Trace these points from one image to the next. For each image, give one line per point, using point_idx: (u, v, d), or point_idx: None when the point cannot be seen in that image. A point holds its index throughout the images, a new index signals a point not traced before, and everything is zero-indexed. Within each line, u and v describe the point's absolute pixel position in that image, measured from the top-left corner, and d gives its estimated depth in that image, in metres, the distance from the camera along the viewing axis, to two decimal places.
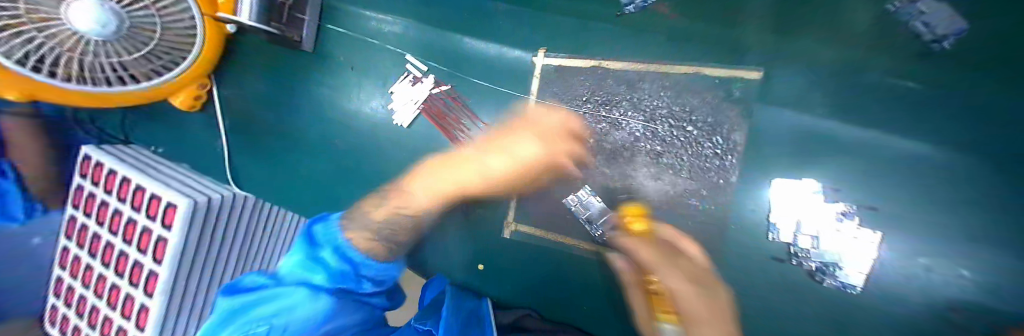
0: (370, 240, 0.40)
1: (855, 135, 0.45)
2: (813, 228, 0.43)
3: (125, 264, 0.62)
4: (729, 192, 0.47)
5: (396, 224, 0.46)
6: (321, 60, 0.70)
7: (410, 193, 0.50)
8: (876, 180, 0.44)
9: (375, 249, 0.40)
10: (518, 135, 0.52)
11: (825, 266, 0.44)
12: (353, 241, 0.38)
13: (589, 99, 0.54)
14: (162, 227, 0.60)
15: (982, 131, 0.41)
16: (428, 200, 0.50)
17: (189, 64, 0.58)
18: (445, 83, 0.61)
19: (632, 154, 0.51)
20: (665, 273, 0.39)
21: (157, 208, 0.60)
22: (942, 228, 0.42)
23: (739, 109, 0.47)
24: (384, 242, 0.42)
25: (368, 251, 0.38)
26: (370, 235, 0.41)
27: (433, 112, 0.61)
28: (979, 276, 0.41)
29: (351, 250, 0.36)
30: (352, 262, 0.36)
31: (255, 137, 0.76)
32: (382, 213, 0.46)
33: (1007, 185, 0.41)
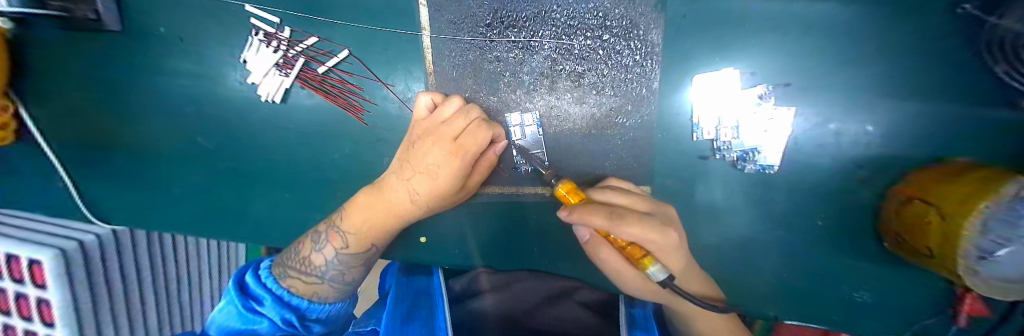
0: (310, 282, 0.43)
1: (773, 7, 0.41)
2: (731, 119, 0.43)
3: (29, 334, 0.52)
4: (652, 100, 0.44)
5: (345, 263, 0.45)
6: (149, 40, 0.53)
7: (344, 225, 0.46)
8: (793, 54, 0.42)
9: (324, 290, 0.44)
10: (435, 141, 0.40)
11: (744, 153, 0.44)
12: (290, 287, 0.42)
13: (492, 23, 0.45)
14: (38, 288, 0.48)
15: None
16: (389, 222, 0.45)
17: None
18: (310, 35, 0.48)
19: (552, 80, 0.44)
20: (626, 227, 0.32)
21: (22, 269, 0.48)
22: (849, 89, 0.43)
23: (653, 4, 0.42)
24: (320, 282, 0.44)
25: (310, 296, 0.43)
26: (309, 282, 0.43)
27: (308, 77, 0.50)
28: (879, 131, 0.43)
29: (296, 300, 0.42)
30: (295, 310, 0.41)
31: (104, 156, 0.60)
32: (318, 253, 0.45)
33: (908, 33, 0.40)
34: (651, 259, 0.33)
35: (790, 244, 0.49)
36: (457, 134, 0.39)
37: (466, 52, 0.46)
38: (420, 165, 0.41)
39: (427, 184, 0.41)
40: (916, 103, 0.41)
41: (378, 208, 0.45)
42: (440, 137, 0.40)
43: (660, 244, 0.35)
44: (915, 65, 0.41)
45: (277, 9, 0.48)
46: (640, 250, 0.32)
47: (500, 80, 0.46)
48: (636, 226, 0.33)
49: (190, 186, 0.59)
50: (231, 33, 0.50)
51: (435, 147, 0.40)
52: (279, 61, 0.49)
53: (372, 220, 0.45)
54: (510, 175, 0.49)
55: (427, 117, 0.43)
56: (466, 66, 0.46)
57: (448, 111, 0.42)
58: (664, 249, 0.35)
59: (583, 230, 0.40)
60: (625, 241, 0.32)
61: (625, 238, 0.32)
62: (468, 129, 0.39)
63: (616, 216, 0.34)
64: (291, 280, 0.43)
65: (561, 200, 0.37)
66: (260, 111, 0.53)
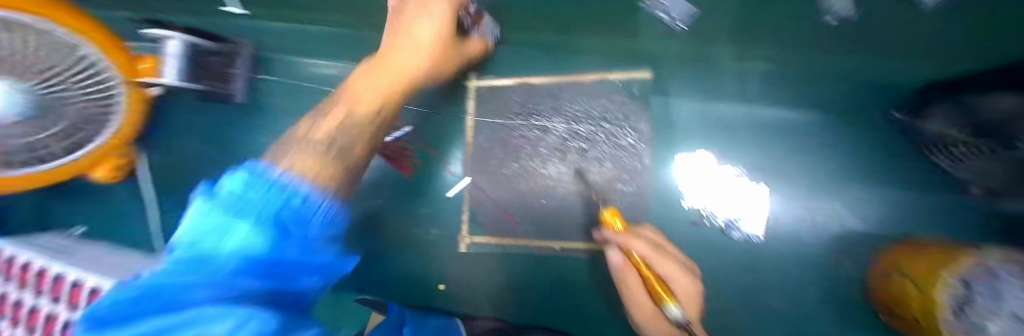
0: (316, 159, 0.32)
1: (739, 109, 0.54)
2: (711, 190, 0.53)
3: None
4: (646, 174, 0.55)
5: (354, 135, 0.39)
6: (264, 112, 0.71)
7: (359, 99, 0.42)
8: (757, 145, 0.54)
9: (321, 166, 0.32)
10: (417, 39, 0.46)
11: (729, 220, 0.52)
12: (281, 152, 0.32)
13: (520, 112, 0.59)
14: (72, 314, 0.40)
15: (827, 97, 0.51)
16: (393, 91, 0.45)
17: (115, 128, 0.47)
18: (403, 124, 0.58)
19: (564, 153, 0.57)
20: (660, 262, 0.43)
21: (66, 287, 0.41)
22: (805, 173, 0.53)
23: (641, 104, 0.56)
24: (332, 167, 0.33)
25: (320, 180, 0.30)
26: (321, 159, 0.33)
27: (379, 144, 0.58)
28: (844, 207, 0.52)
29: (295, 194, 0.26)
30: (302, 230, 0.25)
31: (193, 195, 0.73)
32: (323, 128, 0.37)
33: (847, 133, 0.52)
34: (669, 298, 0.39)
35: (793, 312, 0.52)
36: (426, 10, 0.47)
37: (498, 130, 0.60)
38: (389, 59, 0.46)
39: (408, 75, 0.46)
40: (864, 187, 0.52)
41: (384, 74, 0.45)
42: (413, 38, 0.46)
43: (682, 289, 0.43)
44: (847, 156, 0.53)
45: None
46: (666, 286, 0.41)
47: (523, 151, 0.58)
48: (668, 265, 0.44)
49: None
50: None
51: (419, 25, 0.46)
52: None
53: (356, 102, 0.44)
54: (534, 228, 0.58)
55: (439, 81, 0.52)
56: (498, 140, 0.60)
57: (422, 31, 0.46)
58: (683, 294, 0.43)
59: (616, 255, 0.46)
60: (654, 275, 0.42)
61: (657, 272, 0.42)
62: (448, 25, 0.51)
63: (653, 251, 0.44)
64: (291, 159, 0.30)
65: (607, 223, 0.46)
66: None
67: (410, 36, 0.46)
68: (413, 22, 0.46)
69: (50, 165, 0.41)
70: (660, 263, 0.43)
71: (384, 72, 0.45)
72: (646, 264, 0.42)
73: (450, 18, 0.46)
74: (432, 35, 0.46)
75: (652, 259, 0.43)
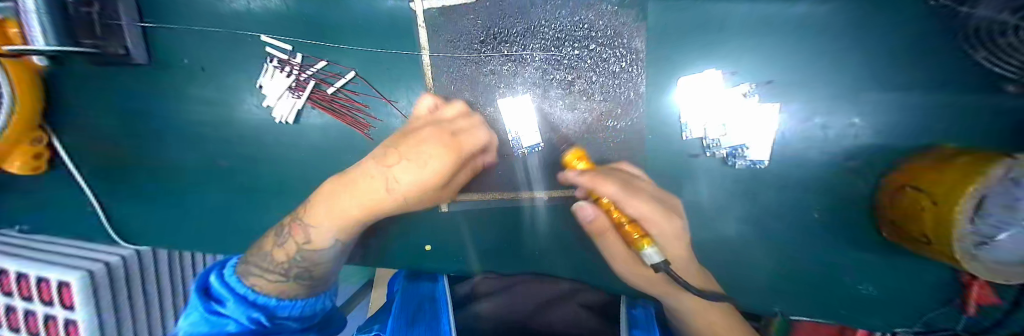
0: (275, 281, 0.45)
1: (751, 10, 0.43)
2: (717, 116, 0.44)
3: (58, 329, 0.53)
4: (641, 103, 0.47)
5: (310, 260, 0.47)
6: (174, 71, 0.58)
7: (311, 227, 0.47)
8: (774, 53, 0.44)
9: (289, 287, 0.45)
10: (415, 165, 0.42)
11: (734, 149, 0.46)
12: (256, 287, 0.44)
13: (486, 40, 0.48)
14: (66, 309, 0.51)
15: None
16: (369, 212, 0.46)
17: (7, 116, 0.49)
18: (348, 68, 0.52)
19: (544, 89, 0.47)
20: (631, 203, 0.37)
21: (51, 291, 0.50)
22: (831, 82, 0.44)
23: (635, 15, 0.45)
24: (290, 279, 0.45)
25: (276, 295, 0.44)
26: (275, 280, 0.45)
27: (320, 99, 0.53)
28: (867, 121, 0.44)
29: (261, 298, 0.42)
30: (262, 309, 0.41)
31: (127, 180, 0.64)
32: (279, 250, 0.47)
33: (883, 29, 0.42)
34: (648, 240, 0.34)
35: (790, 238, 0.49)
36: (457, 132, 0.44)
37: (462, 68, 0.49)
38: (406, 153, 0.43)
39: (413, 173, 0.42)
40: (896, 96, 0.43)
41: (356, 201, 0.45)
42: (444, 133, 0.44)
43: (660, 227, 0.39)
44: (892, 54, 0.42)
45: (288, 37, 0.52)
46: (641, 229, 0.35)
47: (495, 91, 0.48)
48: (642, 205, 0.37)
49: (208, 205, 0.62)
50: (246, 60, 0.55)
51: (432, 139, 0.43)
52: (292, 84, 0.53)
53: (336, 216, 0.46)
54: (510, 181, 0.51)
55: (427, 117, 0.47)
56: (464, 80, 0.49)
57: (451, 112, 0.46)
58: (662, 233, 0.39)
59: (587, 209, 0.44)
60: (627, 216, 0.36)
61: (630, 212, 0.36)
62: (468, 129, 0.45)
63: (622, 193, 0.38)
64: (255, 279, 0.44)
65: (570, 167, 0.40)
66: (271, 130, 0.56)
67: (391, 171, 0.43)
68: (423, 131, 0.44)
69: None
70: (630, 203, 0.37)
71: (359, 197, 0.45)
72: (616, 205, 0.37)
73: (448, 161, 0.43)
74: (415, 176, 0.42)
75: (622, 199, 0.37)
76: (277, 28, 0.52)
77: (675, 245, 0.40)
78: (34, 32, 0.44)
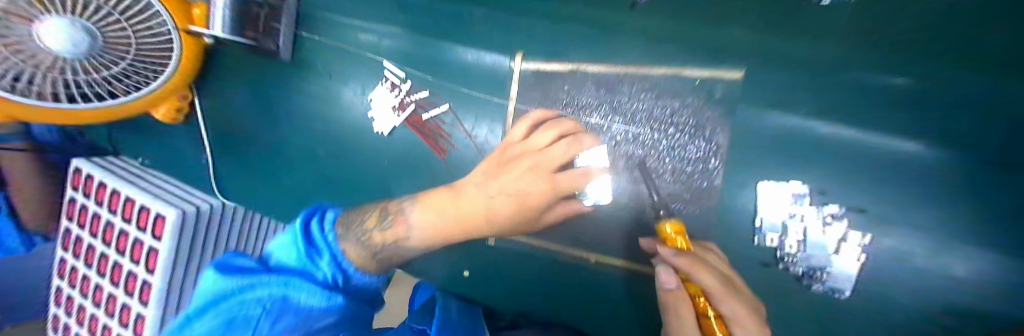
0: (371, 247, 0.41)
1: (855, 135, 0.42)
2: (796, 228, 0.43)
3: (127, 244, 0.62)
4: (712, 195, 0.46)
5: (420, 239, 0.46)
6: (303, 71, 0.69)
7: (416, 217, 0.47)
8: (876, 183, 0.41)
9: (356, 256, 0.39)
10: (524, 126, 0.50)
11: (811, 269, 0.43)
12: (346, 253, 0.38)
13: (570, 104, 0.52)
14: (152, 238, 0.58)
15: (995, 128, 0.37)
16: (445, 225, 0.46)
17: (160, 83, 0.60)
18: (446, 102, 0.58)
19: (614, 157, 0.49)
20: (726, 302, 0.35)
21: (147, 219, 0.59)
22: (955, 234, 0.39)
23: (720, 111, 0.46)
24: (374, 262, 0.41)
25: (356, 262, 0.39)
26: (364, 254, 0.40)
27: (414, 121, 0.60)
28: (1011, 285, 0.37)
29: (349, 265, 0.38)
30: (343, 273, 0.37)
31: (231, 146, 0.75)
32: (377, 231, 0.44)
33: None
34: None
35: None
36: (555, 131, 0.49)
37: (542, 122, 0.53)
38: (504, 185, 0.47)
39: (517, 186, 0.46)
40: None
41: (452, 212, 0.47)
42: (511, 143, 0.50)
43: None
44: None
45: (405, 68, 0.61)
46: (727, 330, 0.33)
47: None
48: (732, 307, 0.35)
49: (292, 184, 0.70)
50: (363, 76, 0.64)
51: (524, 155, 0.48)
52: (397, 103, 0.61)
53: (441, 227, 0.46)
54: (570, 234, 0.52)
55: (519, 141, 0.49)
56: None
57: (522, 129, 0.50)
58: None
59: (667, 275, 0.38)
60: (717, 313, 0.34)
61: (720, 311, 0.34)
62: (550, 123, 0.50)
63: (721, 287, 0.36)
64: (347, 244, 0.40)
65: (670, 239, 0.39)
66: (364, 136, 0.64)
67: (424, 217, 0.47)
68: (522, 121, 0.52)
69: (112, 101, 0.56)
70: (725, 302, 0.35)
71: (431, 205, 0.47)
72: (710, 298, 0.34)
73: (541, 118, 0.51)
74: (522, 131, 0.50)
75: (719, 296, 0.35)
76: (399, 59, 0.61)
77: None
78: (217, 21, 0.56)
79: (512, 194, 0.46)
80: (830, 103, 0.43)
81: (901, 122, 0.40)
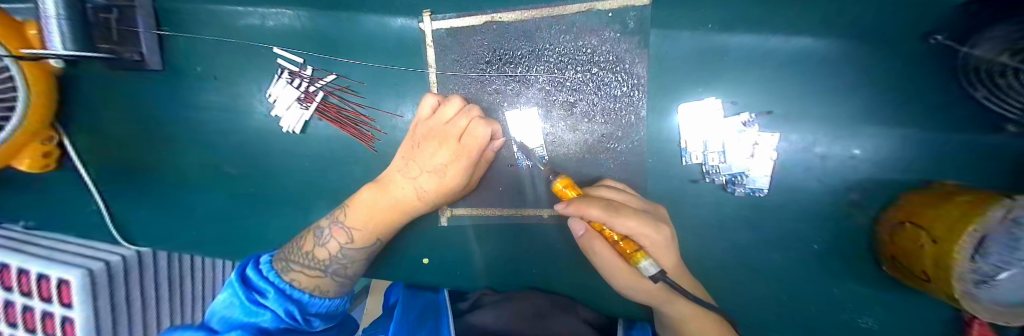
0: (315, 276, 0.44)
1: (754, 42, 0.44)
2: (713, 143, 0.45)
3: (35, 320, 0.54)
4: (640, 127, 0.47)
5: (350, 257, 0.47)
6: (185, 78, 0.59)
7: (353, 215, 0.49)
8: (775, 86, 0.45)
9: (324, 284, 0.45)
10: (441, 147, 0.47)
11: (733, 176, 0.46)
12: (296, 282, 0.43)
13: (492, 60, 0.49)
14: (63, 307, 0.51)
15: (865, 12, 0.41)
16: (393, 216, 0.49)
17: (19, 121, 0.48)
18: (360, 81, 0.53)
19: (546, 109, 0.48)
20: (620, 220, 0.37)
21: (50, 288, 0.51)
22: (840, 118, 0.44)
23: (638, 41, 0.45)
24: (330, 281, 0.46)
25: (311, 290, 0.43)
26: (319, 277, 0.45)
27: (326, 109, 0.54)
28: (881, 152, 0.43)
29: (297, 293, 0.41)
30: (297, 303, 0.41)
31: (127, 181, 0.65)
32: (321, 247, 0.46)
33: (896, 59, 0.41)
34: (642, 254, 0.37)
35: (792, 269, 0.48)
36: (460, 134, 0.45)
37: (467, 85, 0.50)
38: (425, 163, 0.48)
39: (434, 181, 0.47)
40: (907, 132, 0.42)
41: (385, 205, 0.49)
42: (468, 135, 0.45)
43: (651, 239, 0.39)
44: (904, 94, 0.42)
45: (302, 51, 0.53)
46: (632, 244, 0.37)
47: (496, 109, 0.49)
48: (630, 221, 0.38)
49: (213, 210, 0.63)
50: (258, 70, 0.56)
51: (442, 148, 0.47)
52: (300, 95, 0.54)
53: (378, 215, 0.49)
54: (516, 196, 0.52)
55: (431, 117, 0.48)
56: (467, 98, 0.50)
57: (451, 109, 0.46)
58: (655, 245, 0.39)
59: (578, 223, 0.41)
60: (618, 234, 0.37)
61: (619, 230, 0.37)
62: (470, 128, 0.45)
63: (608, 211, 0.38)
64: (294, 274, 0.43)
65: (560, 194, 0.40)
66: (278, 138, 0.58)
67: (354, 219, 0.48)
68: (427, 126, 0.49)
69: None
70: (619, 221, 0.37)
71: (421, 160, 0.48)
72: (606, 225, 0.37)
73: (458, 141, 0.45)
74: (446, 156, 0.47)
75: (610, 220, 0.37)
76: (292, 42, 0.53)
77: (667, 256, 0.41)
78: (53, 36, 0.44)
79: (436, 193, 0.48)
80: (733, 15, 0.44)
81: (783, 26, 0.43)
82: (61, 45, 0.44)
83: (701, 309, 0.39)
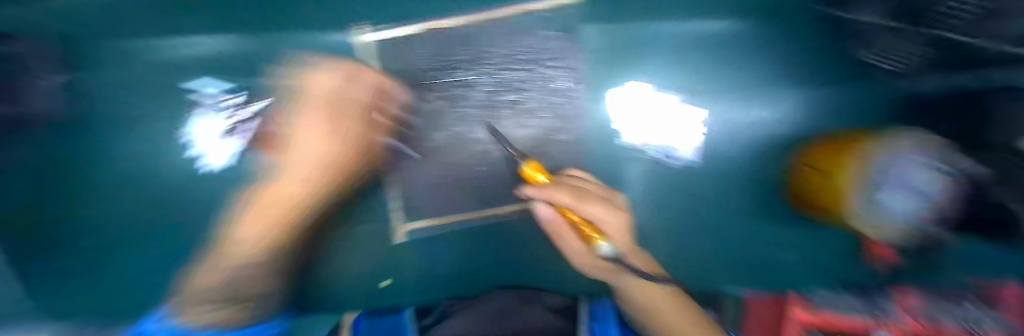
0: (201, 302, 0.34)
1: (671, 26, 0.49)
2: (646, 121, 0.50)
3: None
4: (584, 116, 0.50)
5: (246, 265, 0.37)
6: None
7: (240, 228, 0.41)
8: (691, 64, 0.50)
9: (226, 315, 0.32)
10: (319, 118, 0.43)
11: (661, 150, 0.50)
12: (191, 320, 0.30)
13: (434, 67, 0.50)
14: None
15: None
16: (284, 211, 0.41)
17: None
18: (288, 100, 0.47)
19: (494, 109, 0.50)
20: (584, 205, 0.39)
21: None
22: (747, 87, 0.50)
23: (569, 38, 0.50)
24: (235, 304, 0.34)
25: (215, 326, 0.30)
26: (207, 301, 0.33)
27: (264, 139, 0.47)
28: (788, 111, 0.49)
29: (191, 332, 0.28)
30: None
31: None
32: (212, 272, 0.37)
33: (780, 32, 0.49)
34: (601, 237, 0.39)
35: None
36: (336, 107, 0.45)
37: (412, 93, 0.50)
38: (297, 147, 0.43)
39: (312, 150, 0.42)
40: (801, 92, 0.49)
41: (263, 204, 0.41)
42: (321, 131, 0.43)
43: (616, 224, 0.41)
44: (793, 60, 0.49)
45: (227, 77, 0.50)
46: (596, 229, 0.39)
47: (445, 115, 0.50)
48: (595, 206, 0.39)
49: None
50: (165, 101, 0.49)
51: (311, 121, 0.44)
52: (230, 125, 0.49)
53: (265, 211, 0.40)
54: (477, 197, 0.51)
55: (312, 88, 0.45)
56: (414, 107, 0.50)
57: (325, 69, 0.45)
58: (621, 227, 0.41)
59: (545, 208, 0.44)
60: (581, 218, 0.38)
61: (581, 215, 0.38)
62: (338, 88, 0.45)
63: (575, 198, 0.39)
64: (190, 315, 0.31)
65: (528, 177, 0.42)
66: None
67: (242, 231, 0.40)
68: (313, 100, 0.45)
69: None
70: (585, 207, 0.39)
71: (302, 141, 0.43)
72: (571, 211, 0.38)
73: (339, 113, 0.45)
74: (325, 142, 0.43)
75: (575, 206, 0.38)
76: (215, 68, 0.49)
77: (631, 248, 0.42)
78: None
79: (324, 183, 0.43)
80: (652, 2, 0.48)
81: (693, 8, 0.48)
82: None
83: (671, 287, 0.40)
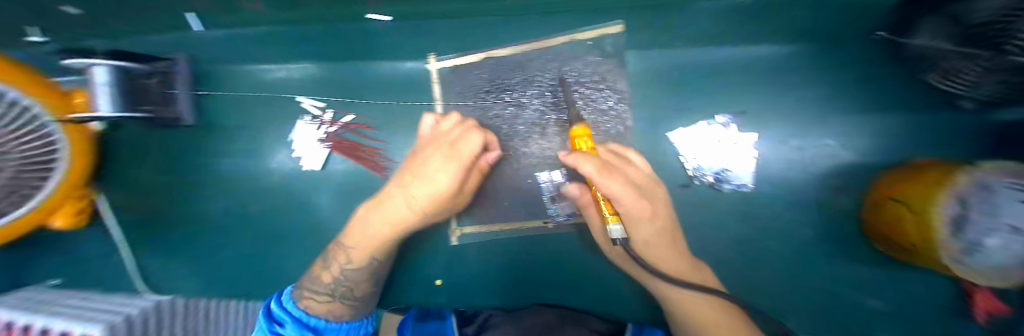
0: (325, 301, 0.50)
1: (721, 52, 0.50)
2: (697, 150, 0.51)
3: None
4: (628, 136, 0.52)
5: (351, 279, 0.51)
6: (216, 130, 0.65)
7: (351, 248, 0.52)
8: (747, 89, 0.51)
9: (336, 308, 0.50)
10: (433, 155, 0.48)
11: (717, 174, 0.51)
12: (310, 308, 0.48)
13: (490, 90, 0.55)
14: None
15: None
16: (372, 249, 0.51)
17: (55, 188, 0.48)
18: (376, 119, 0.60)
19: (543, 128, 0.53)
20: (609, 181, 0.39)
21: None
22: (806, 113, 0.50)
23: (617, 62, 0.52)
24: (338, 300, 0.50)
25: (326, 315, 0.48)
26: (331, 302, 0.50)
27: (435, 136, 0.50)
28: (845, 139, 0.49)
29: (313, 320, 0.47)
30: (313, 330, 0.46)
31: (155, 230, 0.68)
32: (326, 271, 0.52)
33: (847, 57, 0.47)
34: (615, 218, 0.40)
35: (796, 255, 0.50)
36: (453, 140, 0.48)
37: (470, 113, 0.55)
38: (420, 170, 0.48)
39: (425, 190, 0.46)
40: (861, 119, 0.49)
41: (379, 219, 0.50)
42: (440, 146, 0.48)
43: (637, 211, 0.41)
44: (855, 85, 0.49)
45: (323, 97, 0.60)
46: (610, 206, 0.40)
47: (500, 131, 0.54)
48: (614, 183, 0.39)
49: (239, 250, 0.65)
50: (285, 116, 0.63)
51: (436, 153, 0.48)
52: (322, 136, 0.61)
53: (370, 235, 0.51)
54: (527, 209, 0.56)
55: (431, 132, 0.52)
56: (472, 123, 0.56)
57: (447, 123, 0.51)
58: (640, 221, 0.42)
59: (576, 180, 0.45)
60: (602, 193, 0.39)
61: (603, 192, 0.39)
62: (460, 135, 0.48)
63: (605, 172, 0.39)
64: (307, 301, 0.49)
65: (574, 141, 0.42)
66: (299, 177, 0.63)
67: (354, 241, 0.52)
68: (428, 137, 0.52)
69: None
70: (608, 183, 0.39)
71: (422, 174, 0.47)
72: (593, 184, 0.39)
73: (464, 157, 0.47)
74: (441, 161, 0.46)
75: (599, 180, 0.39)
76: (314, 89, 0.60)
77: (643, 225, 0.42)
78: (99, 98, 0.47)
79: (426, 210, 0.49)
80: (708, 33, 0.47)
81: None
82: (107, 107, 0.47)
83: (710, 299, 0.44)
